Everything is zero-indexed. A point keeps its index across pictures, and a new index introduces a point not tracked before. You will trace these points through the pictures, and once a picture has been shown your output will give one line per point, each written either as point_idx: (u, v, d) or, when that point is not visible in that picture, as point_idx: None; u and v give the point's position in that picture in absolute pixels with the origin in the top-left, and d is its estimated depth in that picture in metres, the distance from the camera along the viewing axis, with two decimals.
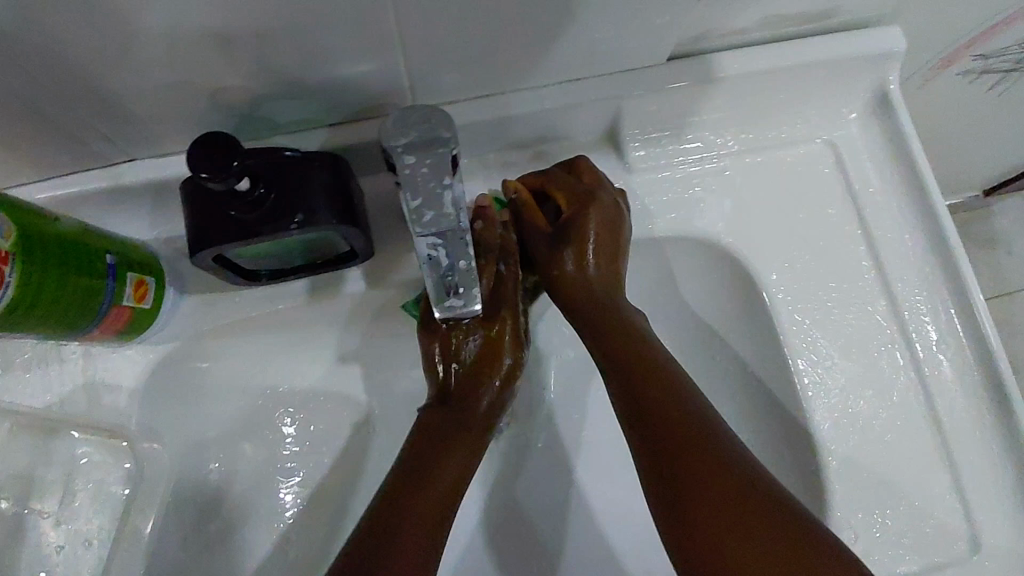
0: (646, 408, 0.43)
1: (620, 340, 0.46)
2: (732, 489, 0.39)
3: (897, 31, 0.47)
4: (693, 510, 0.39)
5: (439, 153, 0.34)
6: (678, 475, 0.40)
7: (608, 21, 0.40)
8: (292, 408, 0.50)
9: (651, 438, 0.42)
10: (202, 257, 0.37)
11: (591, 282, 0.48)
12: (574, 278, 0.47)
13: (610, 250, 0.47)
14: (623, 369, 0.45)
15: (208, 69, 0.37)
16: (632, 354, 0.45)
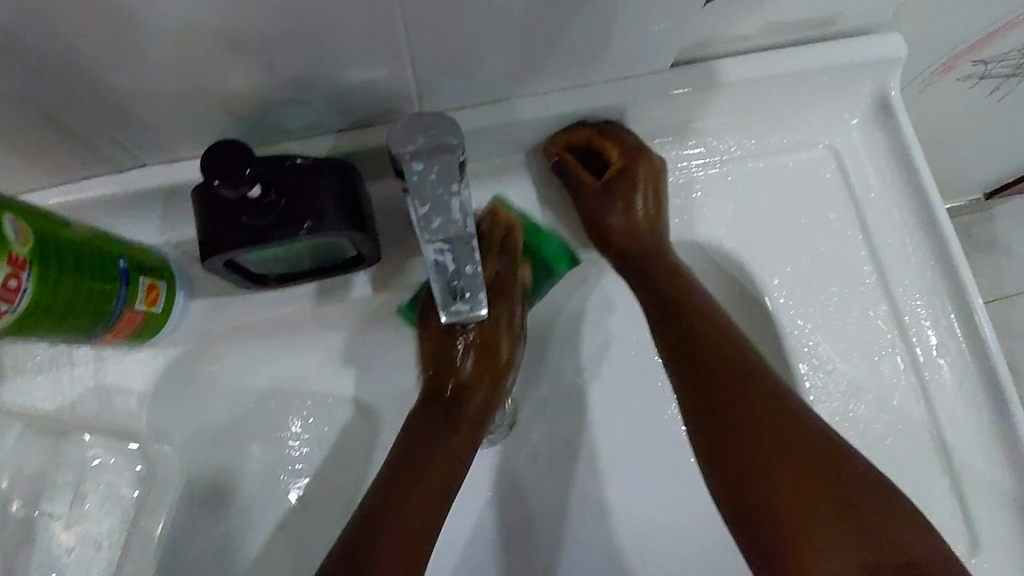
0: (717, 386, 0.44)
1: (680, 314, 0.47)
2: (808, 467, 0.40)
3: (898, 38, 0.48)
4: (758, 477, 0.41)
5: (447, 160, 0.34)
6: (753, 453, 0.41)
7: (611, 28, 0.41)
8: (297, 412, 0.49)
9: (719, 414, 0.43)
10: (213, 262, 0.38)
11: (642, 232, 0.50)
12: (625, 227, 0.49)
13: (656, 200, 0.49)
14: (686, 347, 0.46)
15: (218, 75, 0.38)
16: (687, 320, 0.47)
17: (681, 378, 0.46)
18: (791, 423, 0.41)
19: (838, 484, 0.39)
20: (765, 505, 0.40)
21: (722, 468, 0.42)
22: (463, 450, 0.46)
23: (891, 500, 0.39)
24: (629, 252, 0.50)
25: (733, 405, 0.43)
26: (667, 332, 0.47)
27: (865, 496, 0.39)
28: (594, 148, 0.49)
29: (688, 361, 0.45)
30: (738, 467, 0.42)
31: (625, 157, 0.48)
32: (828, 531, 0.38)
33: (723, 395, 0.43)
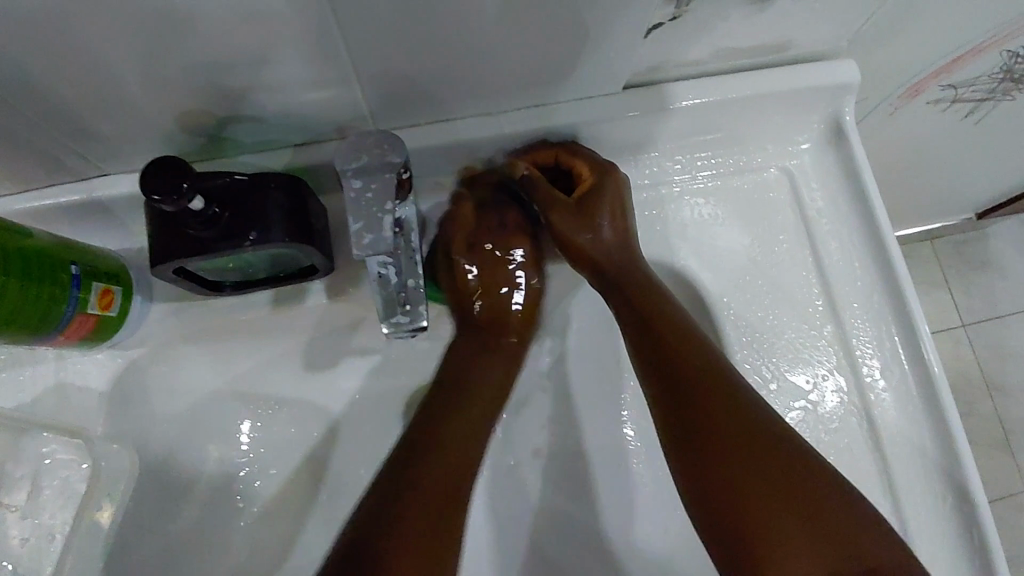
0: (690, 400, 0.44)
1: (650, 325, 0.47)
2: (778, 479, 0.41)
3: (850, 64, 0.49)
4: (727, 489, 0.41)
5: (384, 177, 0.38)
6: (725, 465, 0.42)
7: (559, 53, 0.42)
8: (248, 420, 0.51)
9: (691, 424, 0.43)
10: (163, 268, 0.39)
11: (612, 249, 0.49)
12: (593, 239, 0.49)
13: (624, 217, 0.49)
14: (655, 359, 0.46)
15: (173, 92, 0.39)
16: (649, 310, 0.47)
17: (647, 378, 0.46)
18: (755, 422, 0.43)
19: (811, 490, 0.40)
20: (724, 503, 0.41)
21: (693, 480, 0.43)
22: (472, 450, 0.49)
23: (838, 489, 0.40)
24: (602, 268, 0.50)
25: (696, 408, 0.44)
26: (641, 341, 0.47)
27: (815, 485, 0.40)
28: (563, 164, 0.50)
29: (652, 360, 0.46)
30: (711, 479, 0.42)
31: (593, 174, 0.49)
32: (797, 543, 0.39)
33: (688, 397, 0.44)
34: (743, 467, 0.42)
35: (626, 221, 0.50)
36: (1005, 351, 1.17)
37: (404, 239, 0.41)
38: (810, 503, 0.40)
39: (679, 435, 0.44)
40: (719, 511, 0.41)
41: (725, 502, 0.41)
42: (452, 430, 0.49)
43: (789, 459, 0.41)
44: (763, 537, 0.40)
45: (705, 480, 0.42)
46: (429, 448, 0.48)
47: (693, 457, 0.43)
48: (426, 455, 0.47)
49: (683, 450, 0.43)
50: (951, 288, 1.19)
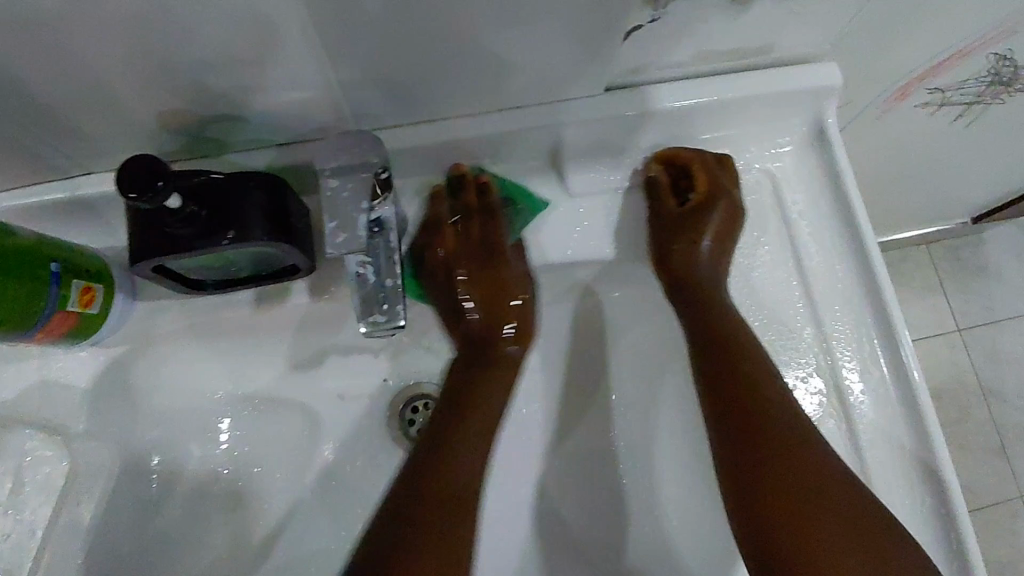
0: (748, 425, 0.45)
1: (713, 344, 0.48)
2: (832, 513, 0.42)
3: (833, 67, 0.50)
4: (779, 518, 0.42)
5: (362, 177, 0.39)
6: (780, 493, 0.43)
7: (537, 55, 0.42)
8: (223, 416, 0.52)
9: (744, 451, 0.45)
10: (142, 267, 0.39)
11: (701, 266, 0.50)
12: (687, 251, 0.50)
13: (726, 237, 0.50)
14: (718, 381, 0.47)
15: (151, 92, 0.40)
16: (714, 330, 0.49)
17: (712, 407, 0.47)
18: (810, 452, 0.44)
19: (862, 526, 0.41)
20: (781, 529, 0.42)
21: (743, 504, 0.44)
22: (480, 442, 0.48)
23: (886, 523, 0.41)
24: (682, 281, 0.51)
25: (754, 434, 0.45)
26: (705, 361, 0.48)
27: (863, 517, 0.41)
28: (681, 169, 0.52)
29: (715, 389, 0.47)
30: (763, 503, 0.43)
31: (709, 186, 0.50)
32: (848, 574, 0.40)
33: (745, 422, 0.46)
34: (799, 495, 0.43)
35: (725, 243, 0.50)
36: (1000, 354, 1.16)
37: (383, 238, 0.41)
38: (862, 540, 0.41)
39: (739, 464, 0.45)
40: (776, 537, 0.42)
41: (781, 529, 0.42)
42: (467, 428, 0.48)
43: (839, 490, 0.42)
44: (817, 562, 0.41)
45: (761, 507, 0.43)
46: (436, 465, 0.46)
47: (745, 481, 0.44)
48: (435, 478, 0.46)
49: (737, 474, 0.44)
50: (947, 292, 1.19)
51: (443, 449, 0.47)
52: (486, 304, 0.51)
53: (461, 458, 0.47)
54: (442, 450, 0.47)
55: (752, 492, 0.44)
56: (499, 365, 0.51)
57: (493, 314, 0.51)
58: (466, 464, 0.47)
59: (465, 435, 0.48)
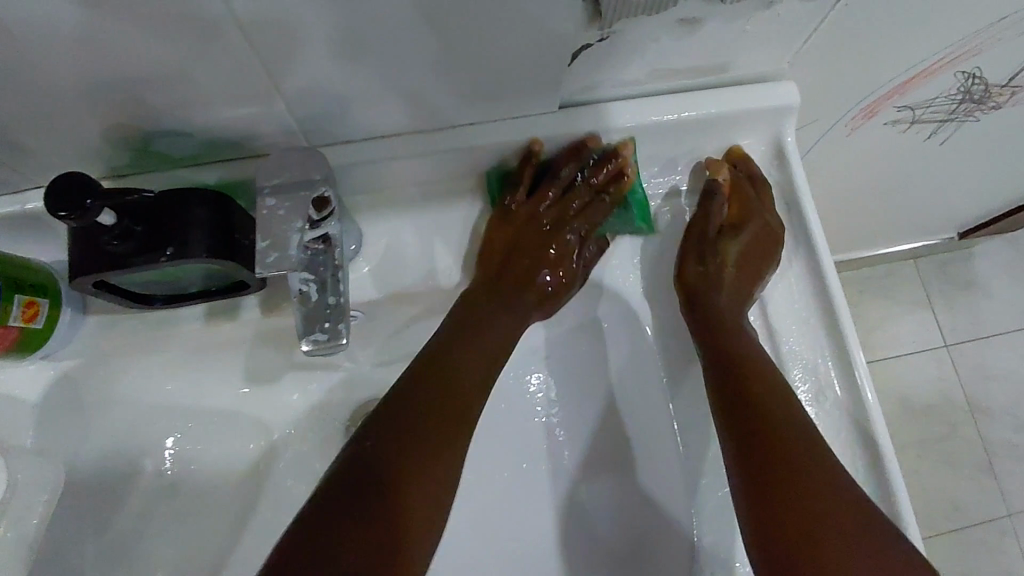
0: (750, 407, 0.43)
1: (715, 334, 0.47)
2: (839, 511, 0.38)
3: (791, 86, 0.50)
4: (781, 503, 0.39)
5: (301, 195, 0.39)
6: (784, 481, 0.40)
7: (484, 73, 0.42)
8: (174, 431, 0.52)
9: (748, 435, 0.42)
10: (84, 282, 0.39)
11: (722, 290, 0.50)
12: (706, 270, 0.50)
13: (749, 273, 0.51)
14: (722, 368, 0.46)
15: (92, 107, 0.39)
16: (720, 321, 0.48)
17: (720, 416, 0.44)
18: (812, 462, 0.41)
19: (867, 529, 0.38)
20: (788, 521, 0.38)
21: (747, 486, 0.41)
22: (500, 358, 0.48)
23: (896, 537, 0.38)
24: (700, 294, 0.49)
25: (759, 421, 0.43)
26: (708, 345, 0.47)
27: (867, 518, 0.38)
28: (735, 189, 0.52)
29: (722, 374, 0.45)
30: (768, 488, 0.40)
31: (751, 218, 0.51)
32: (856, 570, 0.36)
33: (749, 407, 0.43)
34: (805, 500, 0.39)
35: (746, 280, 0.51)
36: (988, 371, 1.15)
37: (326, 255, 0.41)
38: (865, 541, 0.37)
39: (749, 471, 0.41)
40: (785, 538, 0.38)
41: (792, 529, 0.38)
42: (471, 343, 0.47)
43: (843, 492, 0.39)
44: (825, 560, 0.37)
45: (769, 511, 0.39)
46: (423, 406, 0.42)
47: (748, 461, 0.41)
48: (438, 410, 0.43)
49: (740, 452, 0.42)
50: (935, 307, 1.18)
51: (437, 384, 0.44)
52: (518, 241, 0.51)
53: (468, 360, 0.46)
54: (455, 356, 0.46)
55: (758, 493, 0.40)
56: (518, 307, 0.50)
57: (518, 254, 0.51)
58: (467, 385, 0.45)
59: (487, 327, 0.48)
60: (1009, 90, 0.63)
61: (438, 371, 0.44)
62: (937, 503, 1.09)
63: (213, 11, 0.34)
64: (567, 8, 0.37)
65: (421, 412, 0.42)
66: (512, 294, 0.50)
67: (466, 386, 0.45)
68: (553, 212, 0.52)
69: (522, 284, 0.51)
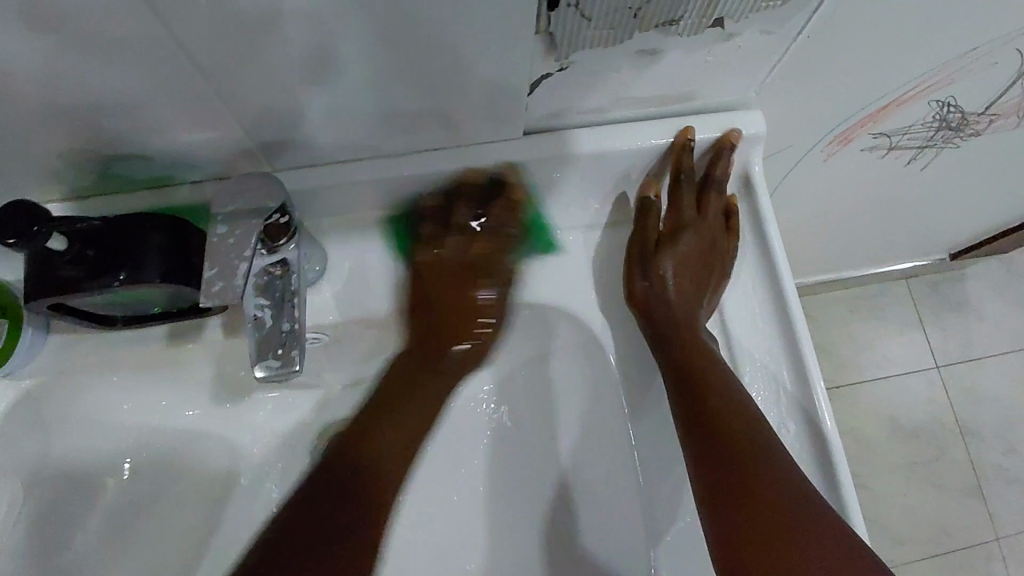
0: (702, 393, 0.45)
1: (670, 342, 0.48)
2: (784, 498, 0.40)
3: (758, 115, 0.50)
4: (727, 488, 0.41)
5: (251, 223, 0.39)
6: (730, 470, 0.41)
7: (443, 100, 0.42)
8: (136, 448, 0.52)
9: (702, 422, 0.44)
10: (39, 304, 0.40)
11: (670, 302, 0.49)
12: (654, 282, 0.49)
13: (695, 276, 0.50)
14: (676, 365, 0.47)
15: (49, 132, 0.40)
16: (670, 330, 0.48)
17: (679, 414, 0.45)
18: (763, 444, 0.42)
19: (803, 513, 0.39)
20: (737, 513, 0.40)
21: (703, 477, 0.42)
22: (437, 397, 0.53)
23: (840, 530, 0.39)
24: (652, 314, 0.49)
25: (714, 406, 0.44)
26: (660, 345, 0.48)
27: (806, 500, 0.40)
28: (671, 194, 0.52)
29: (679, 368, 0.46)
30: (718, 478, 0.42)
31: (689, 220, 0.51)
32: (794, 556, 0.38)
33: (702, 392, 0.45)
34: (752, 490, 0.40)
35: (696, 288, 0.50)
36: (979, 394, 1.14)
37: (283, 280, 0.42)
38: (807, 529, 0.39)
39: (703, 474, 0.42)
40: (742, 535, 0.39)
41: (739, 526, 0.40)
42: (410, 395, 0.52)
43: (786, 477, 0.41)
44: (771, 559, 0.38)
45: (719, 509, 0.41)
46: (361, 474, 0.49)
47: (703, 447, 0.43)
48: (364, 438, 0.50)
49: (695, 438, 0.43)
50: (926, 328, 1.17)
51: (376, 415, 0.51)
52: (464, 305, 0.53)
53: (411, 412, 0.52)
54: (392, 400, 0.52)
55: (716, 491, 0.41)
56: (431, 367, 0.53)
57: (496, 322, 0.53)
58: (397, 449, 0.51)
59: (421, 389, 0.52)
60: (986, 118, 0.63)
61: (371, 428, 0.50)
62: (928, 526, 1.08)
63: (163, 41, 0.34)
64: (523, 39, 0.37)
65: (375, 429, 0.50)
66: (433, 357, 0.53)
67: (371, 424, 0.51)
68: (468, 259, 0.52)
69: (437, 350, 0.53)
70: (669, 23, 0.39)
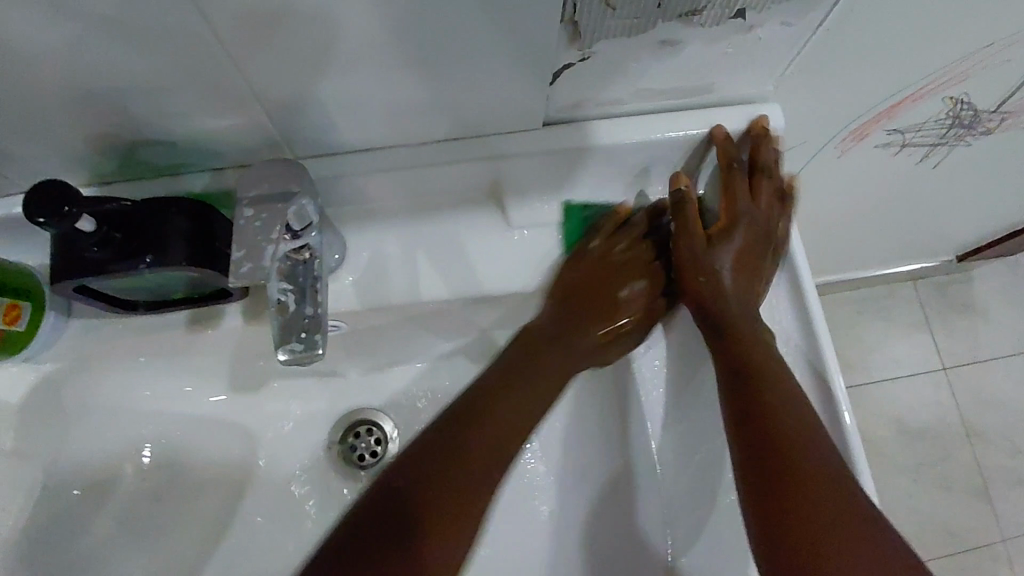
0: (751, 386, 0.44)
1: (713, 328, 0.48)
2: (833, 498, 0.39)
3: (776, 108, 0.50)
4: (775, 482, 0.41)
5: (275, 207, 0.39)
6: (782, 465, 0.41)
7: (466, 89, 0.43)
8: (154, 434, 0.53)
9: (754, 415, 0.43)
10: (64, 287, 0.40)
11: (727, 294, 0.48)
12: (710, 276, 0.49)
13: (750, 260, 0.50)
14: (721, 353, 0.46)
15: (76, 117, 0.40)
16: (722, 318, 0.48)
17: (726, 402, 0.45)
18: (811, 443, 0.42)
19: (849, 515, 0.39)
20: (783, 507, 0.40)
21: (749, 468, 0.42)
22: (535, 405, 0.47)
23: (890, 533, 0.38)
24: (706, 305, 0.49)
25: (767, 399, 0.44)
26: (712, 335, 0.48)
27: (853, 502, 0.39)
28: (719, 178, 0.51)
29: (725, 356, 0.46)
30: (768, 472, 0.41)
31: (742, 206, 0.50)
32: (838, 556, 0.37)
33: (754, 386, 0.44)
34: (799, 487, 0.40)
35: (748, 273, 0.49)
36: (985, 396, 1.14)
37: (307, 265, 0.43)
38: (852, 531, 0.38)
39: (751, 476, 0.42)
40: (785, 529, 0.39)
41: (787, 524, 0.39)
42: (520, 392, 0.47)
43: (835, 478, 0.40)
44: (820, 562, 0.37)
45: (765, 516, 0.40)
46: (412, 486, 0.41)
47: (752, 440, 0.42)
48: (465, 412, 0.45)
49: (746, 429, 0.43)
50: (933, 329, 1.17)
51: (482, 403, 0.46)
52: (592, 296, 0.51)
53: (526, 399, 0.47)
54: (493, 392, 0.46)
55: (761, 483, 0.41)
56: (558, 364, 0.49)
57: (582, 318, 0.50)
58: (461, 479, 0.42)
59: (505, 388, 0.47)
60: (999, 116, 0.63)
61: (475, 421, 0.45)
62: (934, 527, 1.08)
63: (194, 27, 0.34)
64: (546, 28, 0.38)
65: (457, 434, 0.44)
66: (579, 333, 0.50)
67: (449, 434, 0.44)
68: (626, 258, 0.51)
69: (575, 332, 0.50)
70: (692, 14, 0.40)
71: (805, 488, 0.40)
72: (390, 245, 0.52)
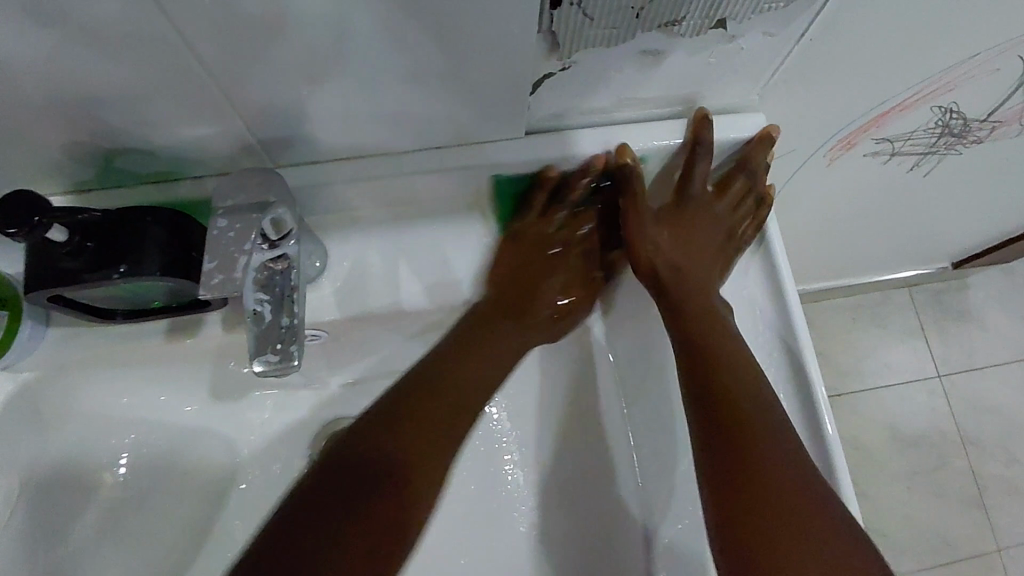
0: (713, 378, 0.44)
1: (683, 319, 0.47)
2: (787, 487, 0.39)
3: (759, 117, 0.50)
4: (728, 469, 0.41)
5: (249, 218, 0.40)
6: (735, 454, 0.41)
7: (445, 99, 0.42)
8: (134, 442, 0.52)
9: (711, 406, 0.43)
10: (37, 295, 0.40)
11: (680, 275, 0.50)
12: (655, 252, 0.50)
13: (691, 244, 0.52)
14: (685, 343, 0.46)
15: (52, 125, 0.40)
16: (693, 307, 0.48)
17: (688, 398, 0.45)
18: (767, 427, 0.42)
19: (797, 498, 0.39)
20: (738, 496, 0.40)
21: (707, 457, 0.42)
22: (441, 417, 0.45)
23: (841, 519, 0.39)
24: (666, 289, 0.49)
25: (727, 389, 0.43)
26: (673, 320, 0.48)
27: (803, 485, 0.40)
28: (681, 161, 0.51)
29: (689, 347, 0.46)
30: (726, 463, 0.41)
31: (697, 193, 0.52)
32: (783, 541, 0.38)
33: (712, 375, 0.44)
34: (752, 473, 0.40)
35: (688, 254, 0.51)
36: (980, 404, 1.14)
37: (284, 275, 0.41)
38: (801, 518, 0.38)
39: (706, 465, 0.42)
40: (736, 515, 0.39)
41: (741, 513, 0.39)
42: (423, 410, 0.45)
43: (789, 464, 0.40)
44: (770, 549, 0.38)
45: (719, 502, 0.40)
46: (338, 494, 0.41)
47: (711, 432, 0.42)
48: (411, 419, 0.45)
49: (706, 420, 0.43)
50: (929, 337, 1.17)
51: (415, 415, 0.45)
52: (530, 270, 0.53)
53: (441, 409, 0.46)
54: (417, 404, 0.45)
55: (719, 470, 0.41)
56: (504, 342, 0.50)
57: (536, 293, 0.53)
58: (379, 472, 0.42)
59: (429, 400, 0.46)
60: (990, 125, 0.63)
61: (404, 422, 0.44)
62: (927, 535, 1.07)
63: (166, 38, 0.34)
64: (524, 39, 0.37)
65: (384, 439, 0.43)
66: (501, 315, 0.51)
67: (384, 437, 0.44)
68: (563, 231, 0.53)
69: (530, 306, 0.52)
70: (672, 25, 0.39)
71: (758, 478, 0.40)
72: (371, 251, 0.52)
